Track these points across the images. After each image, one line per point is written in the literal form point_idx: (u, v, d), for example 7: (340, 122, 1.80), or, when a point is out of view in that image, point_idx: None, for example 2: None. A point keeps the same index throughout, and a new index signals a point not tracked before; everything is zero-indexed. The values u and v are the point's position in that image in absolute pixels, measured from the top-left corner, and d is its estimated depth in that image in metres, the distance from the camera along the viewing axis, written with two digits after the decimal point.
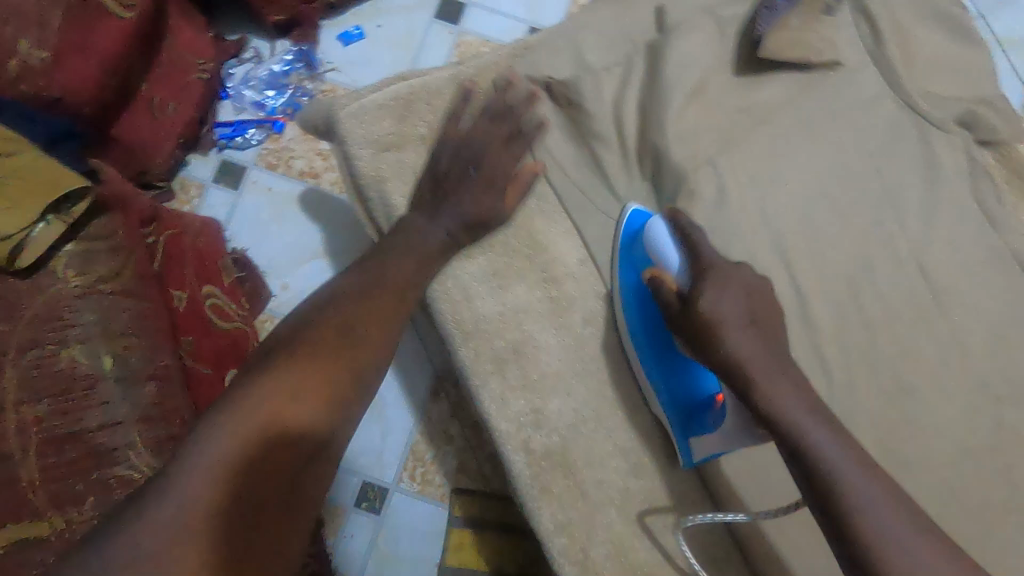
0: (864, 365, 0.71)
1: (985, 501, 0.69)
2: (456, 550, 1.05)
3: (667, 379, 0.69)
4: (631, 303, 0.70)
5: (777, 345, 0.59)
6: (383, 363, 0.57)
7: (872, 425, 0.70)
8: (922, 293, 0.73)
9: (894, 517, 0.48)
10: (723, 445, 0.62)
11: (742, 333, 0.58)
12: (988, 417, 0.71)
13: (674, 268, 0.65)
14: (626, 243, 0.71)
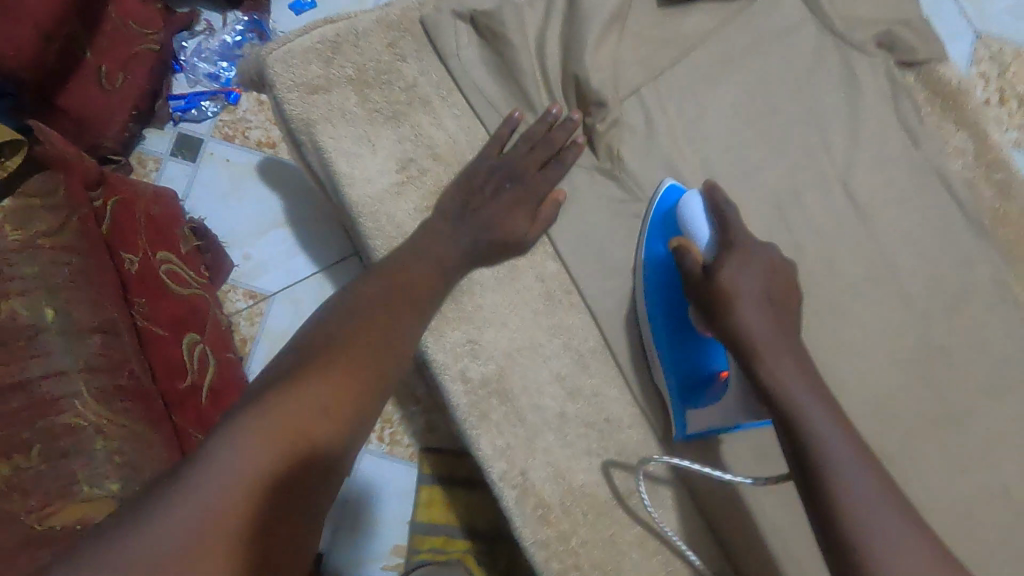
0: (793, 285, 0.73)
1: (913, 410, 0.72)
2: (426, 507, 1.01)
3: (673, 352, 0.69)
4: (653, 275, 0.70)
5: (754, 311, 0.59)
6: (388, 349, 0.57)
7: (802, 342, 0.72)
8: (848, 212, 0.74)
9: (892, 513, 0.48)
10: (722, 420, 0.65)
11: (753, 300, 0.59)
12: (916, 329, 0.73)
13: (703, 242, 0.66)
14: (659, 218, 0.71)
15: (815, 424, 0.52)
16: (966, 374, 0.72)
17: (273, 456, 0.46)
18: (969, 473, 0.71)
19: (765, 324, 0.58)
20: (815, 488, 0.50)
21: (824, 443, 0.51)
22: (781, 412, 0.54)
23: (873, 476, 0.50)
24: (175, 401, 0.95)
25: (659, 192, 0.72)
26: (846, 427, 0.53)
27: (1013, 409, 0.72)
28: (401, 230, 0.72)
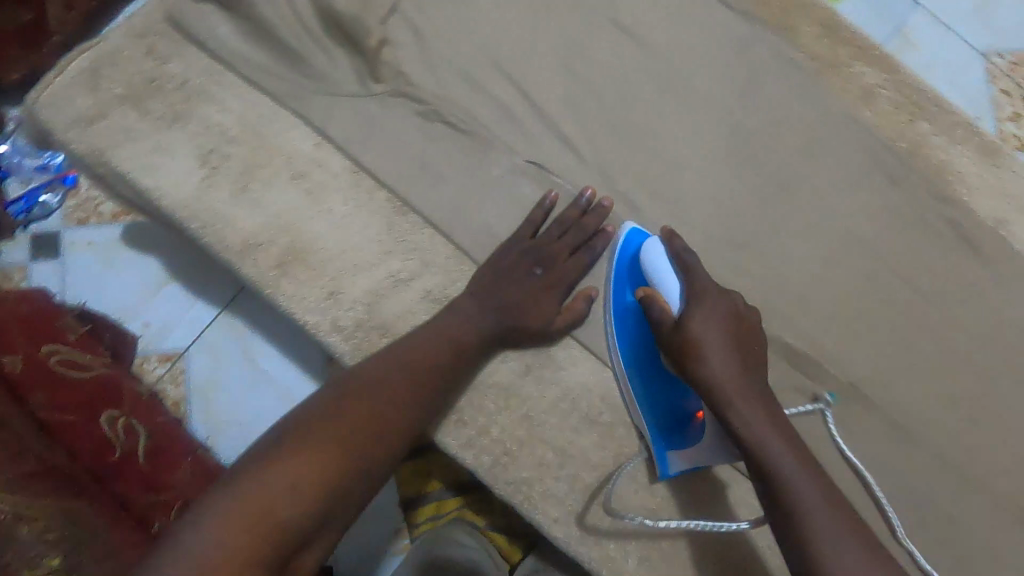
0: (603, 127, 0.77)
1: (745, 198, 0.77)
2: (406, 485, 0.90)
3: (649, 393, 0.71)
4: (621, 325, 0.72)
5: (749, 362, 0.64)
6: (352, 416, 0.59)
7: (628, 175, 0.76)
8: (628, 45, 0.78)
9: (852, 552, 0.54)
10: (699, 459, 0.69)
11: (718, 358, 0.62)
12: (725, 125, 0.78)
13: (670, 298, 0.67)
14: (623, 269, 0.72)
15: (807, 501, 0.56)
16: (781, 147, 0.78)
17: (245, 523, 0.50)
18: (810, 234, 0.77)
19: (759, 417, 0.61)
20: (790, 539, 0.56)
21: (815, 527, 0.55)
22: (769, 482, 0.58)
23: (846, 530, 0.55)
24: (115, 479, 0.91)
25: (621, 239, 0.72)
26: (806, 460, 0.59)
27: (832, 162, 0.78)
28: (226, 218, 0.73)
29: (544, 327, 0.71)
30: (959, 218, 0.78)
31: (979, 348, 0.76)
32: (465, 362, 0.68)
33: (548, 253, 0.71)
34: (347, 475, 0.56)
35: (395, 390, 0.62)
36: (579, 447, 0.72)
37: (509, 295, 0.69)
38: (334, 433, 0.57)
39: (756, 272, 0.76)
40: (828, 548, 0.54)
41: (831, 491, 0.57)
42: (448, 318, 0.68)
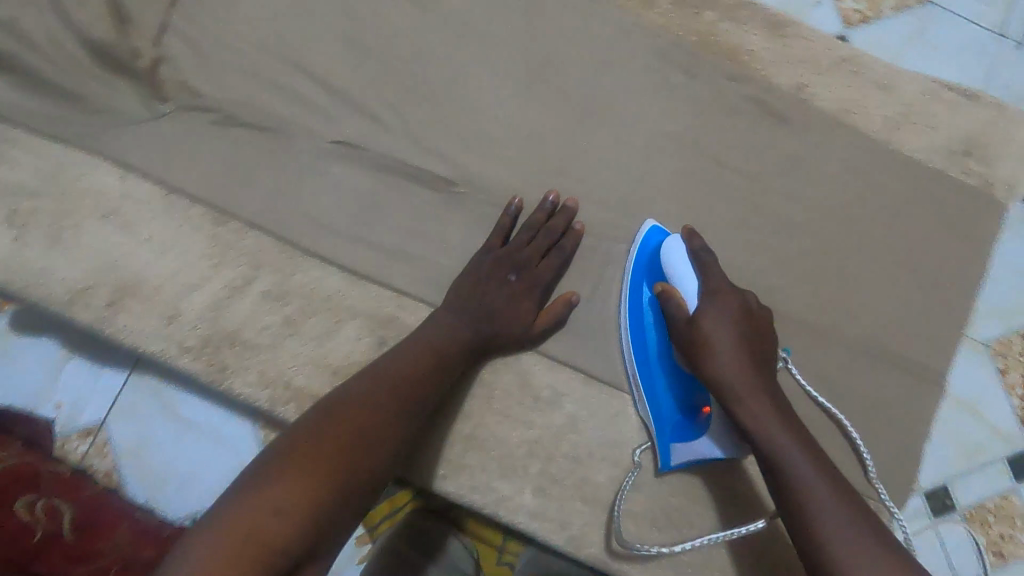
0: (400, 92, 0.77)
1: (555, 125, 0.78)
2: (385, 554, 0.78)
3: (659, 388, 0.72)
4: (636, 322, 0.73)
5: (760, 358, 0.67)
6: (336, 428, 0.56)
7: (434, 131, 0.77)
8: (404, 6, 0.78)
9: (859, 537, 0.57)
10: (709, 450, 0.72)
11: (731, 354, 0.65)
12: (517, 60, 0.79)
13: (687, 296, 0.69)
14: (639, 269, 0.73)
15: (817, 489, 0.60)
16: (577, 68, 0.79)
17: (226, 539, 0.45)
18: (625, 144, 0.78)
19: (767, 411, 0.64)
20: (800, 526, 0.59)
21: (827, 513, 0.58)
22: (776, 469, 0.62)
23: (852, 516, 0.58)
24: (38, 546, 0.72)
25: (640, 238, 0.74)
26: (815, 452, 0.62)
27: (629, 71, 0.79)
28: (47, 270, 0.72)
29: (519, 325, 0.72)
30: (762, 94, 0.80)
31: (808, 214, 0.79)
32: (446, 368, 0.67)
33: (521, 258, 0.72)
34: (342, 491, 0.52)
35: (379, 404, 0.60)
36: (450, 403, 0.75)
37: (487, 299, 0.70)
38: (316, 447, 0.54)
39: (583, 193, 0.77)
40: (834, 529, 0.57)
41: (841, 485, 0.60)
42: (438, 343, 0.67)
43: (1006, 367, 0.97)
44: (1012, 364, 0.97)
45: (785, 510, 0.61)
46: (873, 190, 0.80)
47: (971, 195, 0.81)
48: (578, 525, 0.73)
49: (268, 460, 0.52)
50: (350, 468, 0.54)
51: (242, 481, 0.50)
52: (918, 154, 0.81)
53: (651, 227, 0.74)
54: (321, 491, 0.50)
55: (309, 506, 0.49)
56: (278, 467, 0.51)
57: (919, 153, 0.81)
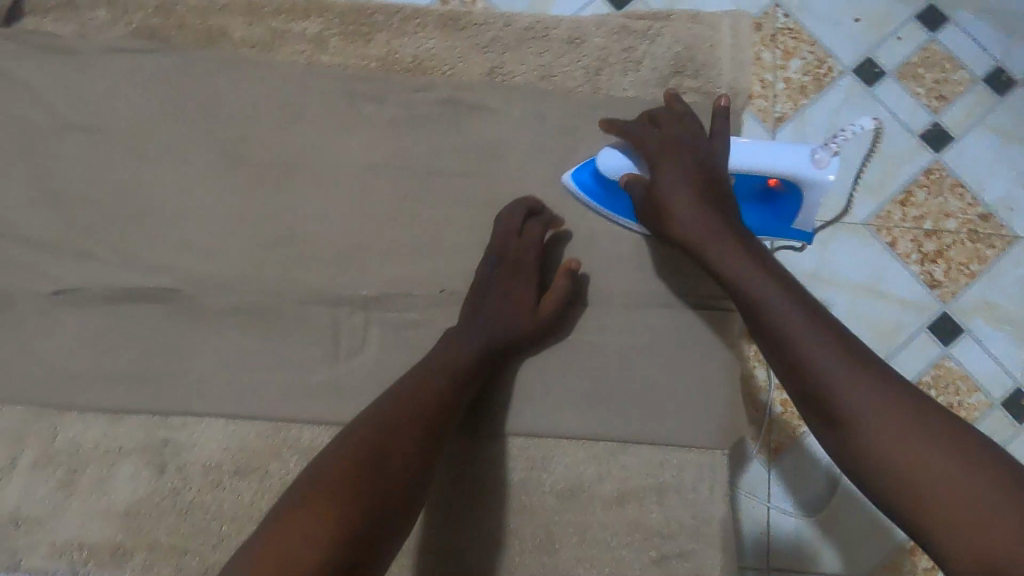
0: (102, 223, 0.77)
1: (265, 198, 0.77)
2: None
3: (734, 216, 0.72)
4: None
5: (721, 194, 0.65)
6: (387, 472, 0.57)
7: (146, 247, 0.76)
8: (82, 140, 0.79)
9: (845, 367, 0.53)
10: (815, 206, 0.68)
11: (687, 206, 0.65)
12: (206, 148, 0.78)
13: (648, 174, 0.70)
14: (604, 197, 0.75)
15: (796, 323, 0.57)
16: (266, 135, 0.78)
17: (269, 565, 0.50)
18: (337, 189, 0.77)
19: (740, 252, 0.62)
20: (787, 361, 0.56)
21: (809, 344, 0.55)
22: (753, 311, 0.60)
23: (834, 346, 0.55)
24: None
25: (578, 191, 0.76)
26: (794, 290, 0.59)
27: (319, 118, 0.78)
28: None
29: (530, 318, 0.72)
30: (454, 93, 0.79)
31: (540, 189, 0.78)
32: (456, 399, 0.66)
33: (500, 248, 0.73)
34: (371, 526, 0.54)
35: (405, 446, 0.60)
36: (245, 504, 0.72)
37: (482, 299, 0.72)
38: (343, 494, 0.54)
39: (310, 253, 0.76)
40: (818, 359, 0.54)
41: (828, 321, 0.57)
42: (443, 388, 0.65)
43: (891, 240, 0.94)
44: (893, 236, 0.94)
45: (770, 349, 0.58)
46: (595, 143, 0.78)
47: (695, 110, 0.79)
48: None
49: (314, 485, 0.55)
50: (377, 503, 0.55)
51: (292, 505, 0.54)
52: (629, 91, 0.80)
53: (573, 172, 0.76)
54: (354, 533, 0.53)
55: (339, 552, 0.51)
56: (317, 499, 0.53)
57: (631, 91, 0.80)
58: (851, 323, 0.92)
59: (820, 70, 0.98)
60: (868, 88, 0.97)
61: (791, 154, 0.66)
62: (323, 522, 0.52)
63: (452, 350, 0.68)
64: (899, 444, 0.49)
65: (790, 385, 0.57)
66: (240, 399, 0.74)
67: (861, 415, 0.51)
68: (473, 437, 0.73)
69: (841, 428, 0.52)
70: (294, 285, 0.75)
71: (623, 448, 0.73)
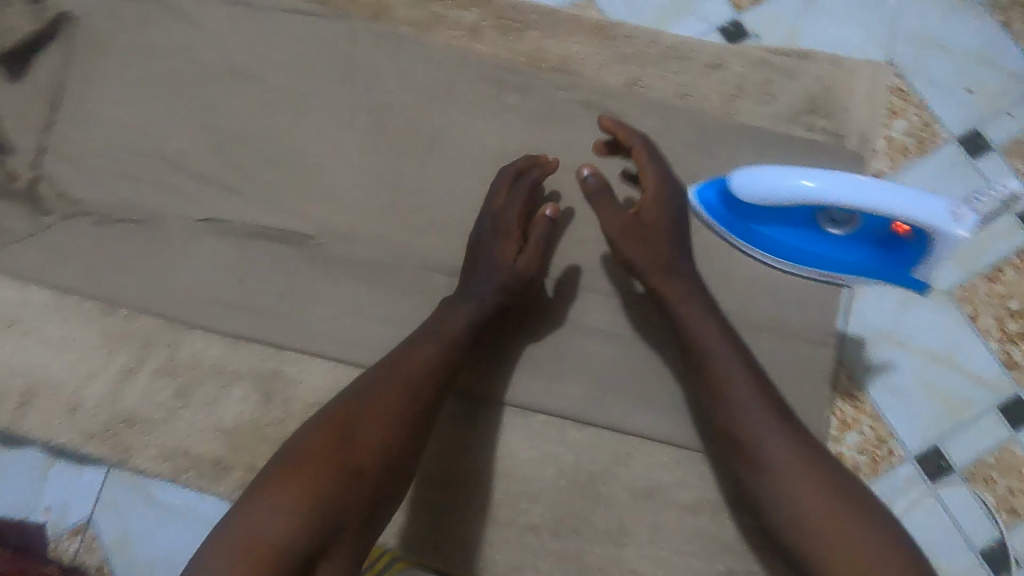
0: (254, 164, 0.83)
1: (403, 165, 0.82)
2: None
3: (854, 257, 0.74)
4: (778, 244, 0.76)
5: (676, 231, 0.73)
6: (370, 445, 0.62)
7: (289, 192, 0.82)
8: (249, 87, 0.86)
9: (784, 437, 0.63)
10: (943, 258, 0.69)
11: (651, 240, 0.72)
12: (358, 112, 0.84)
13: (781, 197, 0.71)
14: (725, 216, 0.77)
15: (742, 393, 0.65)
16: (413, 108, 0.84)
17: (265, 524, 0.55)
18: (470, 168, 0.82)
19: (703, 317, 0.69)
20: (733, 420, 0.65)
21: (751, 414, 0.64)
22: (707, 365, 0.67)
23: (773, 414, 0.64)
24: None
25: (699, 207, 0.78)
26: (748, 361, 0.67)
27: (463, 100, 0.84)
28: None
29: (518, 275, 0.72)
30: (592, 97, 0.83)
31: None
32: (455, 364, 0.69)
33: (493, 206, 0.76)
34: (352, 491, 0.59)
35: (390, 416, 0.64)
36: None
37: (471, 260, 0.74)
38: (320, 475, 0.58)
39: (436, 222, 0.81)
40: (762, 429, 0.63)
41: (771, 394, 0.66)
42: (438, 354, 0.68)
43: (972, 312, 0.88)
44: (976, 308, 0.88)
45: (717, 404, 0.66)
46: (717, 164, 0.81)
47: (821, 149, 0.81)
48: (407, 534, 0.73)
49: (298, 458, 0.60)
50: (357, 473, 0.60)
51: (277, 472, 0.59)
52: (759, 121, 0.83)
53: (698, 189, 0.78)
54: (339, 503, 0.58)
55: (320, 521, 0.56)
56: (303, 469, 0.59)
57: (761, 120, 0.83)
58: (920, 391, 0.87)
59: (925, 133, 0.88)
60: (971, 159, 0.88)
61: (931, 203, 0.66)
62: (314, 492, 0.57)
63: (450, 314, 0.71)
64: (803, 493, 0.60)
65: (720, 431, 0.67)
66: (351, 346, 0.78)
67: (780, 467, 0.62)
68: (468, 411, 0.76)
69: (763, 474, 0.63)
70: (418, 249, 0.80)
71: (705, 460, 0.75)
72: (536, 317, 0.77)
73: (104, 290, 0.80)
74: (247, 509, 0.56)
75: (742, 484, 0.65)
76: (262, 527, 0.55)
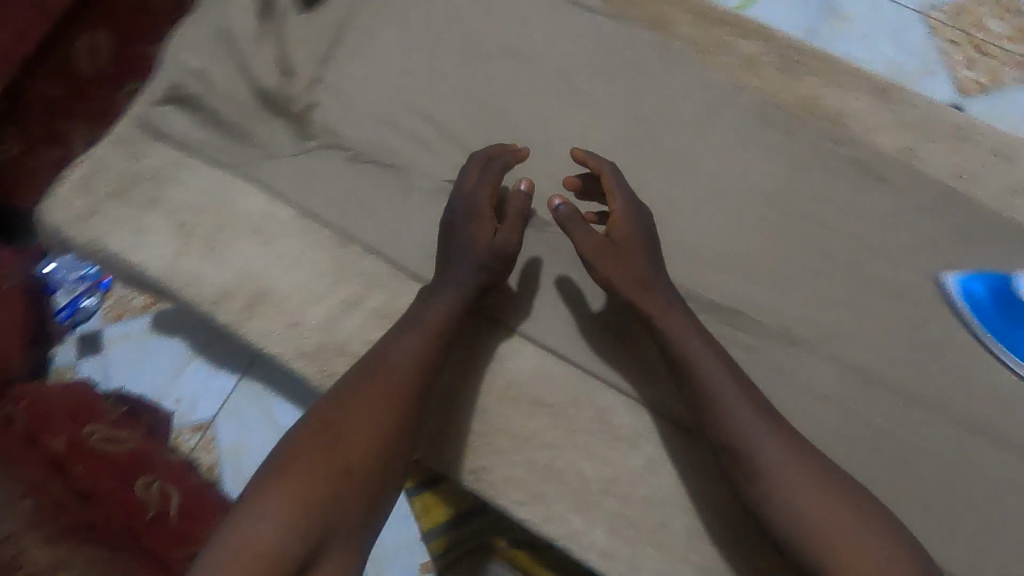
0: (510, 140, 0.85)
1: (656, 178, 0.83)
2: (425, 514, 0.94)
3: None
4: None
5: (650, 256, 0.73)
6: (371, 435, 0.64)
7: (540, 177, 0.84)
8: (522, 65, 0.87)
9: (776, 446, 0.62)
10: None
11: (635, 261, 0.72)
12: (621, 116, 0.85)
13: None
14: (988, 314, 0.76)
15: (746, 422, 0.63)
16: (677, 124, 0.84)
17: (284, 520, 0.56)
18: (721, 197, 0.81)
19: (718, 369, 0.66)
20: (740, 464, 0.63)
21: (752, 439, 0.63)
22: (702, 405, 0.66)
23: (778, 438, 0.63)
24: (94, 494, 0.97)
25: (960, 298, 0.77)
26: (749, 393, 0.66)
27: (728, 128, 0.84)
28: (201, 276, 0.85)
29: (497, 250, 0.75)
30: (859, 156, 0.82)
31: (908, 277, 0.78)
32: (435, 358, 0.71)
33: (476, 203, 0.76)
34: (348, 489, 0.60)
35: (390, 404, 0.66)
36: (530, 430, 0.77)
37: (453, 242, 0.76)
38: (312, 483, 0.59)
39: (675, 239, 0.80)
40: (760, 454, 0.62)
41: (774, 418, 0.65)
42: (356, 381, 0.67)
43: None
44: None
45: (719, 444, 0.65)
46: (975, 256, 0.79)
47: None
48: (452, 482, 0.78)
49: (284, 463, 0.61)
50: (347, 472, 0.61)
51: (263, 476, 0.60)
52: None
53: (958, 279, 0.78)
54: (331, 506, 0.59)
55: (318, 513, 0.58)
56: (288, 473, 0.59)
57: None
58: None
59: None
60: None
61: None
62: (306, 496, 0.58)
63: (430, 310, 0.73)
64: (804, 496, 0.60)
65: (712, 434, 0.65)
66: (566, 339, 0.79)
67: (770, 472, 0.61)
68: (570, 396, 0.78)
69: (758, 482, 0.62)
70: None
71: None
72: (487, 327, 0.80)
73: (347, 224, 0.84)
74: (245, 514, 0.56)
75: (745, 501, 0.64)
76: (274, 526, 0.55)
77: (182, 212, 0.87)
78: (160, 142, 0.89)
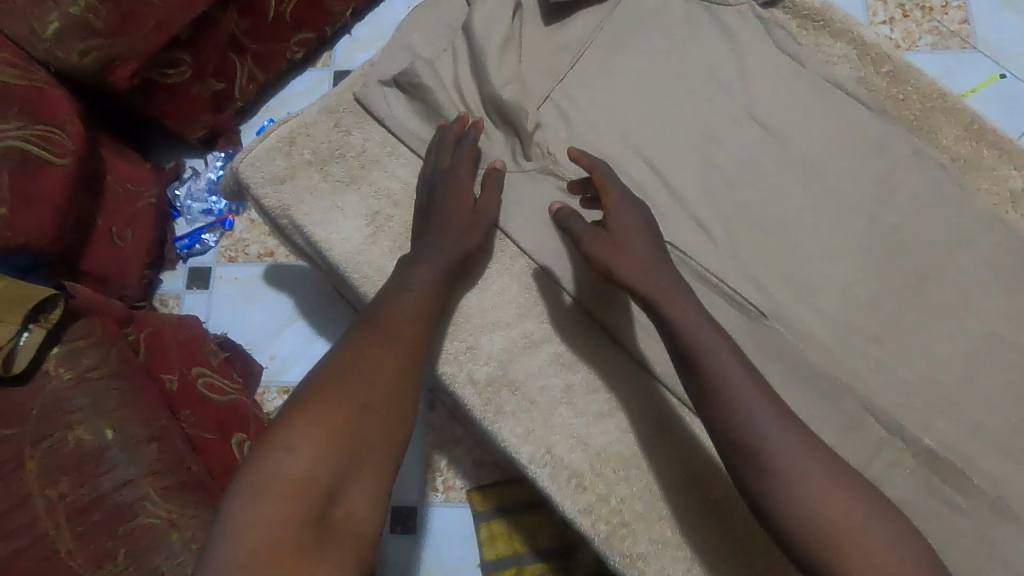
0: (735, 214, 0.80)
1: (888, 295, 0.76)
2: (490, 543, 1.03)
3: None
4: None
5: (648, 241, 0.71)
6: (377, 367, 0.63)
7: (762, 261, 0.78)
8: (765, 139, 0.82)
9: (791, 440, 0.58)
10: None
11: (639, 252, 0.70)
12: (862, 218, 0.79)
13: None
14: None
15: (761, 420, 0.58)
16: (921, 242, 0.77)
17: (316, 455, 0.55)
18: (955, 333, 0.75)
19: (733, 377, 0.61)
20: (753, 466, 0.58)
21: (764, 432, 0.58)
22: (711, 404, 0.61)
23: (792, 433, 0.58)
24: (198, 442, 1.02)
25: None
26: (765, 387, 0.61)
27: (977, 261, 0.76)
28: (383, 271, 0.82)
29: (479, 215, 0.78)
30: None
31: None
32: (438, 299, 0.73)
33: (453, 171, 0.79)
34: (362, 420, 0.59)
35: (387, 346, 0.66)
36: (696, 529, 0.71)
37: (447, 205, 0.77)
38: (333, 419, 0.58)
39: (894, 366, 0.74)
40: (779, 453, 0.57)
41: (787, 413, 0.60)
42: (353, 332, 0.67)
43: None
44: None
45: (726, 444, 0.60)
46: None
47: None
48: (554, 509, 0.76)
49: (298, 406, 0.59)
50: (366, 406, 0.60)
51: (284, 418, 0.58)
52: None
53: None
54: (353, 445, 0.57)
55: (339, 448, 0.56)
56: (306, 413, 0.58)
57: None
58: None
59: None
60: None
61: None
62: (328, 435, 0.57)
63: (414, 269, 0.73)
64: (814, 491, 0.56)
65: (717, 431, 0.61)
66: None
67: (789, 469, 0.57)
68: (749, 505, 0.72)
69: (765, 477, 0.57)
70: (864, 385, 0.73)
71: None
72: (539, 327, 0.79)
73: (546, 257, 0.80)
74: (279, 451, 0.55)
75: (749, 500, 0.59)
76: (298, 462, 0.54)
77: (378, 200, 0.85)
78: (373, 124, 0.87)
